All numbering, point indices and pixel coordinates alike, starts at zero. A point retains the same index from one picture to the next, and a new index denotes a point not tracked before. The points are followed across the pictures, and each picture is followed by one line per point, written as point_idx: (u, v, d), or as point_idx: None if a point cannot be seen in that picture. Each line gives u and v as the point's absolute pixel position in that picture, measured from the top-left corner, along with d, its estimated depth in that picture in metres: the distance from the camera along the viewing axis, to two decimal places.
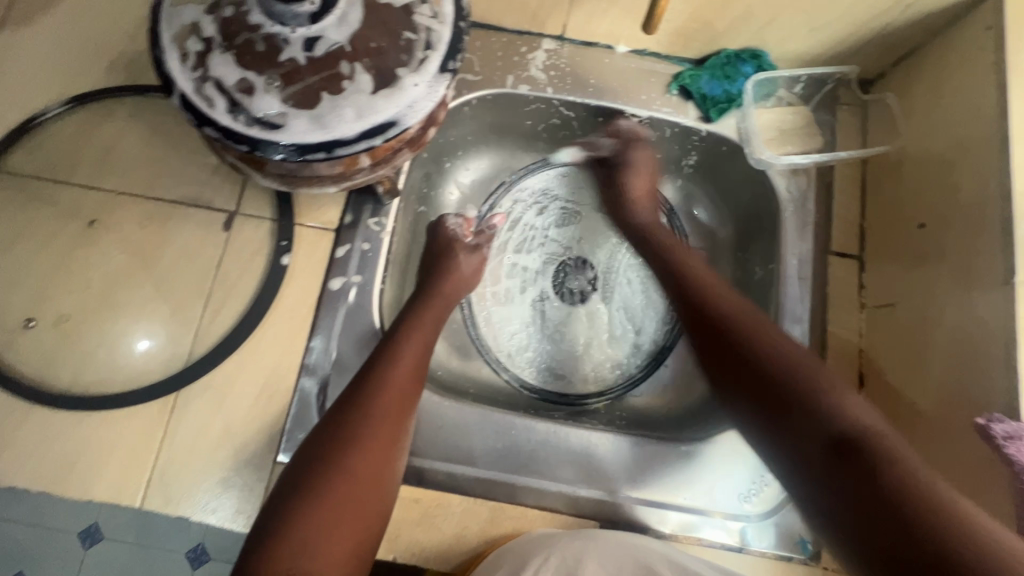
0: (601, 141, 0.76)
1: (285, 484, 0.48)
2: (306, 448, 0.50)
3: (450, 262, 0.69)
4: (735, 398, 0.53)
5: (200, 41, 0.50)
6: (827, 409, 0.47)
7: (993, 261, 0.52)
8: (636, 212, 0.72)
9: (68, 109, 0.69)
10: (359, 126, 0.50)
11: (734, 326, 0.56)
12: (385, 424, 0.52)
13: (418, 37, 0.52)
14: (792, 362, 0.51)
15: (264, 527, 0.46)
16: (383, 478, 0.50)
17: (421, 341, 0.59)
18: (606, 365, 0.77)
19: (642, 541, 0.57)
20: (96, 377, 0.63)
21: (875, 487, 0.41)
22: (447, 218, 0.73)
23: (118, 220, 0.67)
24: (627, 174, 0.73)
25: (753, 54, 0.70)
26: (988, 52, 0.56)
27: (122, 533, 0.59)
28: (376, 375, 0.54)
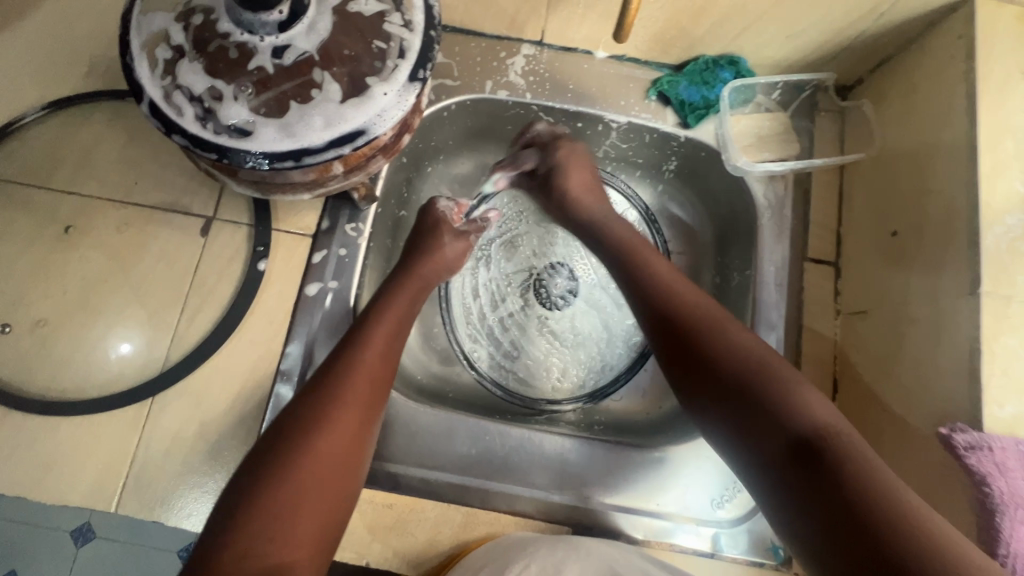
0: (522, 155, 0.73)
1: (250, 463, 0.47)
2: (275, 427, 0.49)
3: (433, 242, 0.68)
4: (698, 400, 0.52)
5: (170, 48, 0.50)
6: (791, 410, 0.47)
7: (960, 270, 0.52)
8: (582, 208, 0.69)
9: (46, 114, 0.69)
10: (328, 135, 0.50)
11: (699, 323, 0.54)
12: (354, 404, 0.52)
13: (389, 45, 0.53)
14: (755, 363, 0.50)
15: (227, 506, 0.45)
16: (352, 460, 0.50)
17: (393, 323, 0.59)
18: (585, 370, 0.78)
19: (614, 548, 0.57)
20: (72, 382, 0.63)
21: (834, 492, 0.42)
22: (438, 199, 0.73)
23: (96, 225, 0.67)
24: (562, 176, 0.70)
25: (730, 61, 0.70)
26: (959, 61, 0.57)
27: None
28: (347, 368, 0.53)
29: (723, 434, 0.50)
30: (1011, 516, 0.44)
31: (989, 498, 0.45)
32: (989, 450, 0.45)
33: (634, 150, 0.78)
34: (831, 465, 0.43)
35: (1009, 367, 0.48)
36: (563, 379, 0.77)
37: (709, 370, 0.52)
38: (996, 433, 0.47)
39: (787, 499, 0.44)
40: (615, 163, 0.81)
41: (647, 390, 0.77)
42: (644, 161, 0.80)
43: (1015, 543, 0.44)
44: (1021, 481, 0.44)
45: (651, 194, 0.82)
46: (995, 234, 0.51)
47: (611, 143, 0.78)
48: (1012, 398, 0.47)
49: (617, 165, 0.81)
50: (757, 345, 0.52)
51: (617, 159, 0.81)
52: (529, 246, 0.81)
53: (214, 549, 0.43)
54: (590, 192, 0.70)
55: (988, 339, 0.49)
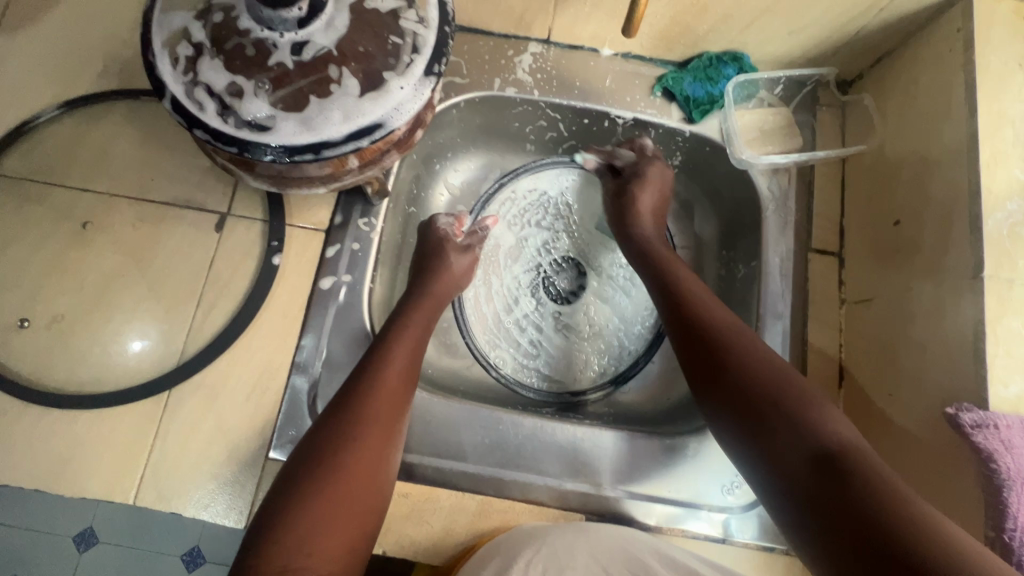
0: (622, 152, 0.75)
1: (281, 482, 0.48)
2: (302, 445, 0.51)
3: (440, 262, 0.70)
4: (718, 410, 0.53)
5: (190, 46, 0.51)
6: (810, 422, 0.47)
7: (963, 255, 0.53)
8: (638, 224, 0.72)
9: (61, 113, 0.70)
10: (347, 129, 0.51)
11: (724, 338, 0.56)
12: (378, 421, 0.53)
13: (404, 41, 0.54)
14: (777, 375, 0.52)
15: (261, 525, 0.46)
16: (379, 475, 0.51)
17: (411, 340, 0.61)
18: (597, 362, 0.79)
19: (635, 537, 0.58)
20: (88, 377, 0.63)
21: (848, 498, 0.41)
22: (439, 217, 0.74)
23: (111, 222, 0.68)
24: (637, 185, 0.72)
25: (733, 56, 0.72)
26: (957, 54, 0.58)
27: (115, 538, 0.70)
28: (369, 382, 0.55)
29: (740, 444, 0.51)
30: (1017, 490, 0.45)
31: (994, 474, 0.46)
32: (995, 428, 0.46)
33: None
34: (849, 473, 0.43)
35: (1013, 348, 0.49)
36: (574, 373, 0.78)
37: (728, 379, 0.53)
38: (1002, 412, 0.48)
39: (800, 509, 0.44)
40: None
41: (655, 381, 0.78)
42: None
43: (1023, 517, 0.45)
44: None
45: None
46: (996, 220, 0.52)
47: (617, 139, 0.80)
48: (1017, 378, 0.49)
49: None
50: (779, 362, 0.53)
51: None
52: (539, 236, 0.83)
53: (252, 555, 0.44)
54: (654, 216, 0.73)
55: (992, 321, 0.50)
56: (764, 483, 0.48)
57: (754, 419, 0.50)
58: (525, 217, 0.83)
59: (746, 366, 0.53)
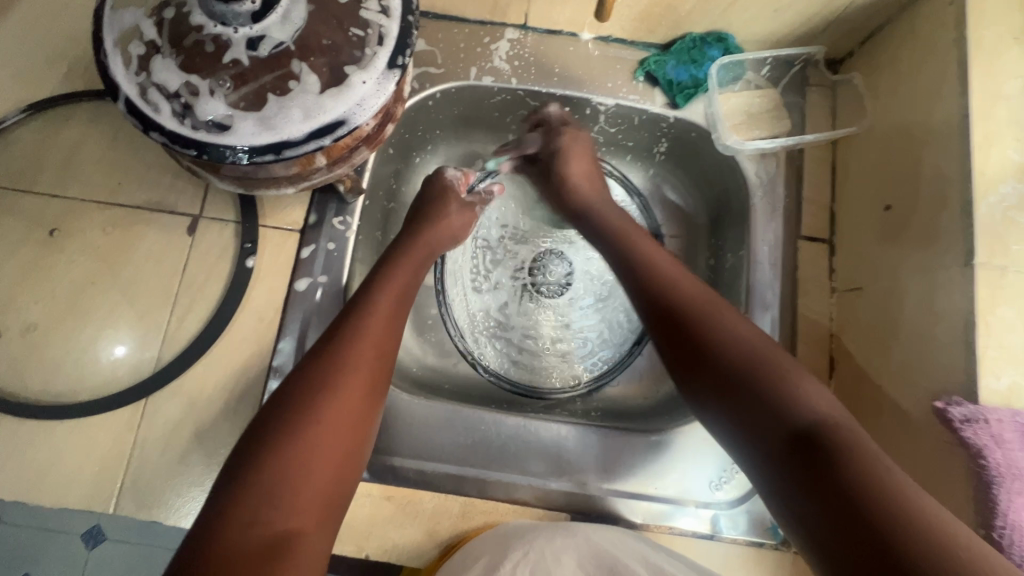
0: (527, 138, 0.73)
1: (258, 425, 0.47)
2: (283, 389, 0.50)
3: (441, 210, 0.69)
4: (698, 393, 0.51)
5: (143, 44, 0.49)
6: (788, 399, 0.46)
7: (954, 241, 0.51)
8: (575, 193, 0.69)
9: (26, 117, 0.68)
10: (308, 127, 0.49)
11: (695, 312, 0.54)
12: (363, 370, 0.52)
13: (367, 32, 0.52)
14: (751, 352, 0.50)
15: (234, 469, 0.45)
16: (360, 425, 0.50)
17: (396, 293, 0.59)
18: (583, 359, 0.78)
19: (627, 540, 0.57)
20: (64, 386, 0.63)
21: (835, 483, 0.40)
22: (447, 168, 0.73)
23: (81, 228, 0.66)
24: (561, 162, 0.70)
25: (717, 37, 0.69)
26: (949, 29, 0.55)
27: (122, 534, 0.61)
28: (353, 331, 0.53)
29: (722, 423, 0.50)
30: (1007, 487, 0.44)
31: (986, 471, 0.45)
32: (985, 422, 0.45)
33: (623, 134, 0.77)
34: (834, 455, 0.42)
35: (1005, 338, 0.47)
36: (561, 371, 0.77)
37: (704, 359, 0.51)
38: (992, 405, 0.46)
39: (788, 490, 0.43)
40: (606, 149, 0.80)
41: (643, 374, 0.77)
42: (634, 144, 0.78)
43: (1013, 515, 0.43)
44: (1019, 453, 0.44)
45: (643, 178, 0.81)
46: (989, 204, 0.50)
47: (600, 127, 0.77)
48: (1009, 369, 0.47)
49: (607, 150, 0.80)
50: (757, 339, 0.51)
51: (607, 144, 0.80)
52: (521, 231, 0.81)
53: (224, 501, 0.43)
54: (589, 180, 0.70)
55: (983, 310, 0.48)
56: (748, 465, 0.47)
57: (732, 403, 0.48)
58: (506, 212, 0.81)
59: (721, 345, 0.51)
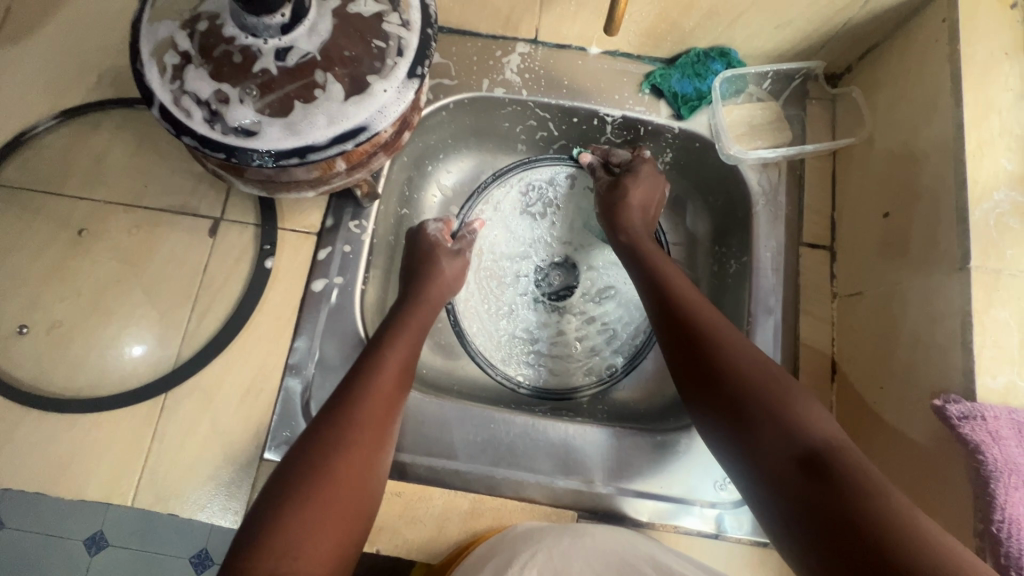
0: (618, 152, 0.77)
1: (274, 483, 0.49)
2: (296, 449, 0.51)
3: (433, 266, 0.70)
4: (704, 411, 0.53)
5: (177, 54, 0.52)
6: (793, 422, 0.48)
7: (951, 245, 0.53)
8: (628, 214, 0.71)
9: (58, 123, 0.71)
10: (331, 132, 0.52)
11: (703, 333, 0.56)
12: (373, 427, 0.54)
13: (388, 44, 0.55)
14: (760, 375, 0.51)
15: (252, 528, 0.46)
16: (369, 479, 0.52)
17: (404, 350, 0.61)
18: (603, 353, 0.80)
19: (638, 544, 0.57)
20: (86, 381, 0.65)
21: (835, 505, 0.42)
22: (427, 224, 0.74)
23: (107, 229, 0.69)
24: (631, 180, 0.72)
25: (720, 52, 0.72)
26: (943, 44, 0.58)
27: (123, 539, 0.72)
28: (363, 387, 0.56)
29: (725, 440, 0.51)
30: (1005, 483, 0.45)
31: (982, 467, 0.46)
32: (982, 420, 0.46)
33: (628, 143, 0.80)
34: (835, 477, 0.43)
35: (1000, 339, 0.49)
36: (581, 369, 0.79)
37: (716, 377, 0.53)
38: (989, 403, 0.48)
39: (784, 509, 0.45)
40: None
41: (648, 378, 0.78)
42: None
43: (1010, 509, 0.44)
44: (1016, 449, 0.45)
45: None
46: (983, 210, 0.52)
47: (606, 138, 0.80)
48: (1005, 369, 0.48)
49: None
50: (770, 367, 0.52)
51: None
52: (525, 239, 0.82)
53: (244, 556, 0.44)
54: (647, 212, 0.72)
55: (979, 312, 0.50)
56: (748, 486, 0.48)
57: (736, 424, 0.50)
58: (507, 228, 0.82)
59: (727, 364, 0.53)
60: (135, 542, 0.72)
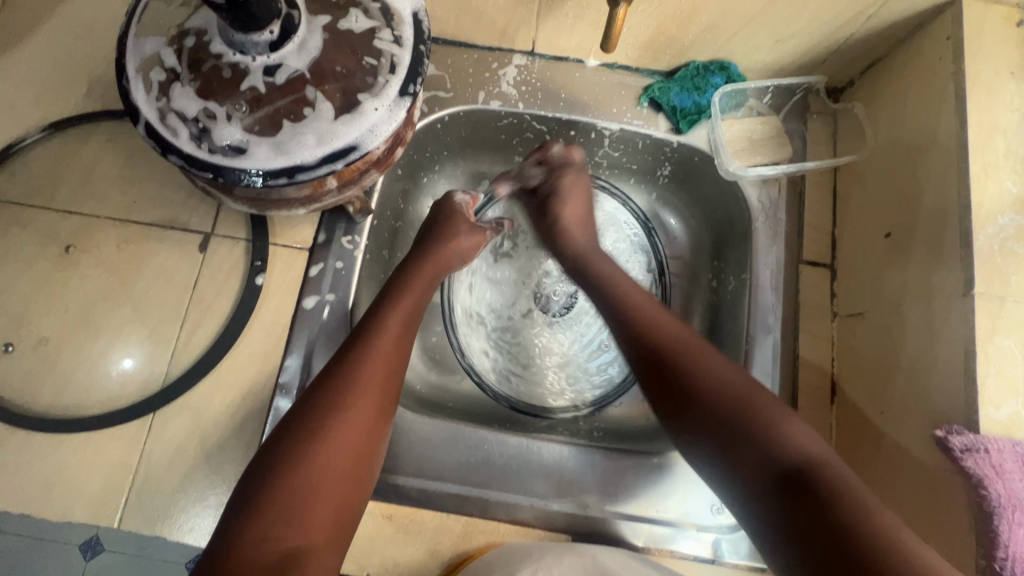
0: (529, 170, 0.75)
1: (270, 444, 0.48)
2: (294, 410, 0.50)
3: (451, 230, 0.70)
4: (685, 433, 0.52)
5: (164, 70, 0.51)
6: (777, 442, 0.48)
7: (954, 269, 0.52)
8: (569, 240, 0.71)
9: (46, 135, 0.70)
10: (321, 152, 0.51)
11: (675, 353, 0.54)
12: (372, 389, 0.53)
13: (380, 61, 0.53)
14: (741, 394, 0.51)
15: (247, 488, 0.46)
16: (368, 443, 0.51)
17: (405, 312, 0.59)
18: (607, 366, 0.79)
19: (634, 566, 0.56)
20: (73, 399, 0.64)
21: (830, 528, 0.42)
22: (454, 194, 0.74)
23: (96, 244, 0.68)
24: (557, 204, 0.72)
25: (720, 66, 0.70)
26: (947, 63, 0.57)
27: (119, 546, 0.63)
28: (363, 350, 0.54)
29: (709, 462, 0.51)
30: (1008, 518, 0.44)
31: (986, 501, 0.45)
32: (985, 452, 0.45)
33: (627, 157, 0.79)
34: (824, 497, 0.43)
35: (1004, 368, 0.48)
36: (587, 380, 0.78)
37: (692, 402, 0.52)
38: (993, 435, 0.46)
39: (778, 533, 0.45)
40: (610, 172, 0.82)
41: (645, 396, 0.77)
42: (638, 167, 0.80)
43: (1013, 545, 0.43)
44: (1020, 483, 0.44)
45: (645, 201, 0.83)
46: (988, 234, 0.51)
47: (604, 151, 0.79)
48: (1009, 400, 0.47)
49: (610, 173, 0.82)
50: (745, 386, 0.52)
51: (610, 167, 0.81)
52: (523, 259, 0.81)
53: (237, 522, 0.44)
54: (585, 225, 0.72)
55: (983, 340, 0.48)
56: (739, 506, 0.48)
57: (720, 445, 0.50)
58: (503, 251, 0.82)
59: (702, 388, 0.52)
60: (131, 547, 0.63)
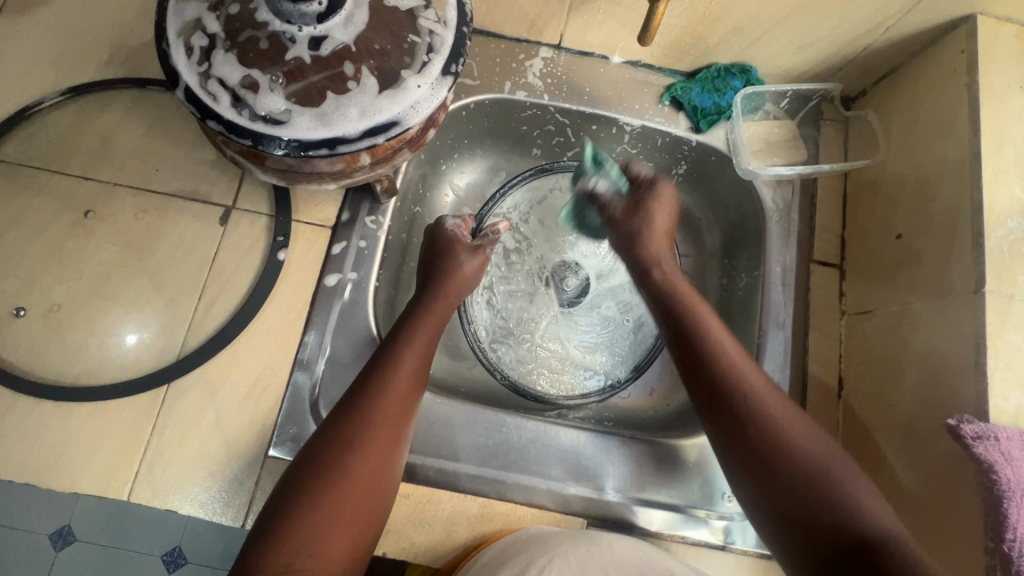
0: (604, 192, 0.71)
1: (291, 477, 0.50)
2: (311, 445, 0.52)
3: (452, 261, 0.69)
4: (735, 475, 0.50)
5: (205, 36, 0.51)
6: (849, 511, 0.45)
7: (965, 269, 0.55)
8: (648, 249, 0.65)
9: (65, 99, 0.69)
10: (362, 125, 0.51)
11: (746, 395, 0.51)
12: (389, 422, 0.54)
13: (422, 40, 0.54)
14: (808, 454, 0.48)
15: (269, 520, 0.47)
16: (385, 477, 0.52)
17: (421, 346, 0.60)
18: (623, 344, 0.80)
19: (653, 552, 0.57)
20: (84, 368, 0.62)
21: None
22: (445, 220, 0.73)
23: (113, 211, 0.66)
24: (648, 212, 0.67)
25: (741, 69, 0.73)
26: (961, 75, 0.60)
27: (94, 537, 0.77)
28: (379, 381, 0.56)
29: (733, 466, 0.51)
30: (1016, 502, 0.46)
31: (995, 486, 0.47)
32: (995, 440, 0.47)
33: (644, 154, 0.81)
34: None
35: (1012, 362, 0.51)
36: (612, 358, 0.79)
37: (755, 450, 0.49)
38: (1002, 424, 0.49)
39: None
40: None
41: (654, 388, 0.78)
42: (654, 165, 0.82)
43: (1022, 529, 0.45)
44: None
45: None
46: (998, 236, 0.54)
47: (623, 148, 0.81)
48: (1016, 391, 0.50)
49: None
50: (801, 429, 0.50)
51: None
52: (526, 262, 0.82)
53: (258, 549, 0.46)
54: (665, 237, 0.67)
55: (992, 335, 0.51)
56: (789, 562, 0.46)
57: (738, 463, 0.50)
58: (512, 260, 0.82)
59: (725, 391, 0.52)
60: (105, 538, 0.76)
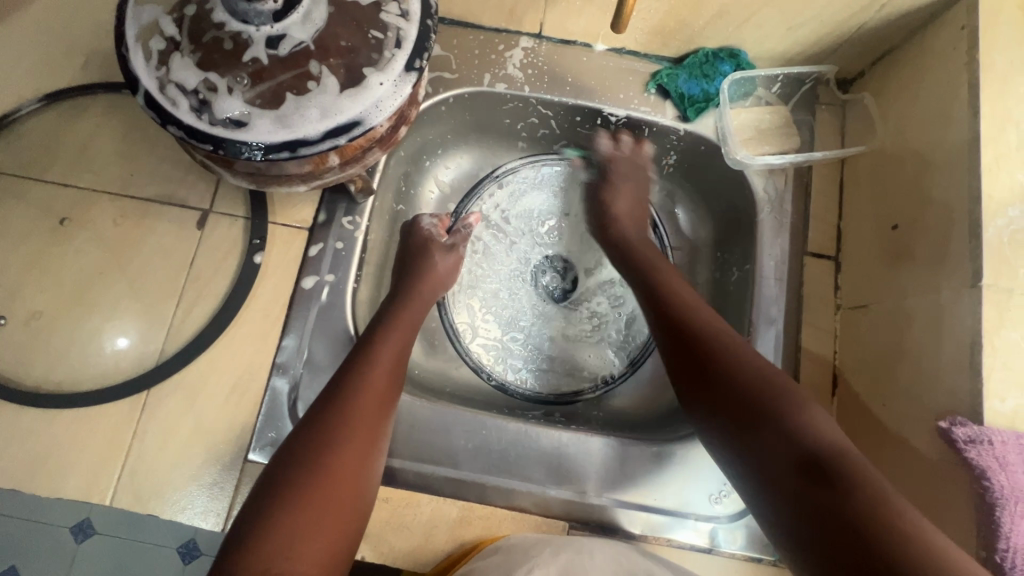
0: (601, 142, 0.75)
1: (267, 482, 0.48)
2: (287, 448, 0.51)
3: (426, 261, 0.69)
4: (697, 409, 0.53)
5: (164, 40, 0.50)
6: (793, 420, 0.47)
7: (962, 262, 0.52)
8: (619, 229, 0.71)
9: (43, 106, 0.69)
10: (324, 126, 0.49)
11: (712, 335, 0.55)
12: (365, 422, 0.53)
13: (386, 35, 0.52)
14: (761, 375, 0.51)
15: (245, 526, 0.46)
16: (364, 476, 0.51)
17: (398, 345, 0.60)
18: (614, 339, 0.78)
19: (628, 551, 0.56)
20: (66, 375, 0.63)
21: (835, 501, 0.41)
22: (422, 218, 0.72)
23: (92, 217, 0.67)
24: (611, 195, 0.73)
25: (730, 53, 0.69)
26: (962, 52, 0.56)
27: (111, 530, 0.59)
28: (354, 381, 0.55)
29: (725, 445, 0.50)
30: (1011, 510, 0.44)
31: (989, 493, 0.45)
32: (990, 444, 0.45)
33: None
34: (833, 473, 0.43)
35: (1010, 360, 0.48)
36: (602, 354, 0.78)
37: (712, 380, 0.52)
38: (997, 427, 0.46)
39: (782, 511, 0.44)
40: None
41: (643, 387, 0.77)
42: None
43: (1014, 538, 0.44)
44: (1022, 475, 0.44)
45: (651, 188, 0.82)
46: (997, 226, 0.50)
47: (610, 137, 0.78)
48: (1014, 392, 0.47)
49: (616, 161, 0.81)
50: (757, 355, 0.53)
51: None
52: (511, 259, 0.80)
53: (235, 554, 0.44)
54: (633, 217, 0.73)
55: (989, 332, 0.48)
56: (741, 476, 0.48)
57: (696, 392, 0.53)
58: (497, 258, 0.80)
59: (688, 326, 0.57)
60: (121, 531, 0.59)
